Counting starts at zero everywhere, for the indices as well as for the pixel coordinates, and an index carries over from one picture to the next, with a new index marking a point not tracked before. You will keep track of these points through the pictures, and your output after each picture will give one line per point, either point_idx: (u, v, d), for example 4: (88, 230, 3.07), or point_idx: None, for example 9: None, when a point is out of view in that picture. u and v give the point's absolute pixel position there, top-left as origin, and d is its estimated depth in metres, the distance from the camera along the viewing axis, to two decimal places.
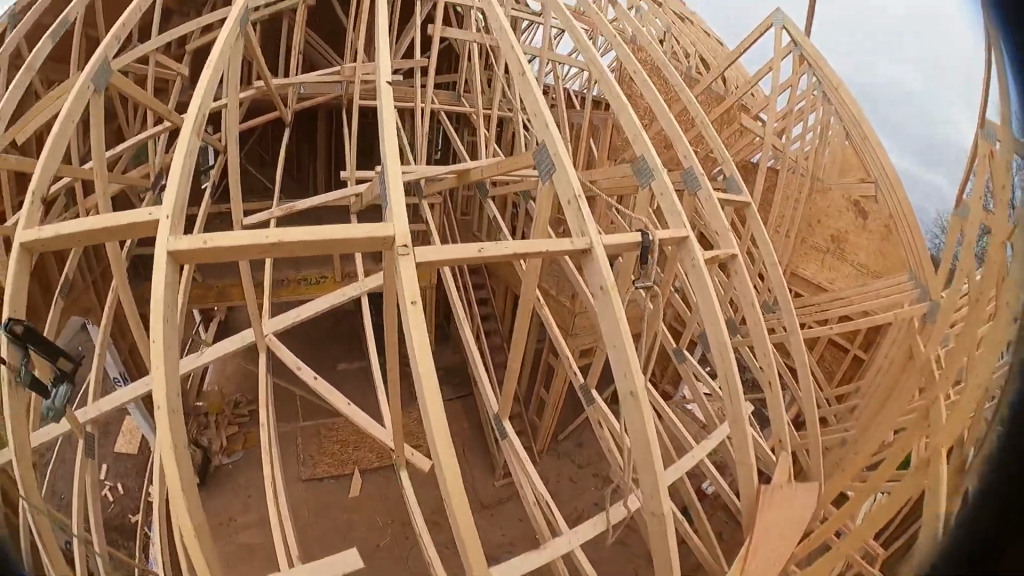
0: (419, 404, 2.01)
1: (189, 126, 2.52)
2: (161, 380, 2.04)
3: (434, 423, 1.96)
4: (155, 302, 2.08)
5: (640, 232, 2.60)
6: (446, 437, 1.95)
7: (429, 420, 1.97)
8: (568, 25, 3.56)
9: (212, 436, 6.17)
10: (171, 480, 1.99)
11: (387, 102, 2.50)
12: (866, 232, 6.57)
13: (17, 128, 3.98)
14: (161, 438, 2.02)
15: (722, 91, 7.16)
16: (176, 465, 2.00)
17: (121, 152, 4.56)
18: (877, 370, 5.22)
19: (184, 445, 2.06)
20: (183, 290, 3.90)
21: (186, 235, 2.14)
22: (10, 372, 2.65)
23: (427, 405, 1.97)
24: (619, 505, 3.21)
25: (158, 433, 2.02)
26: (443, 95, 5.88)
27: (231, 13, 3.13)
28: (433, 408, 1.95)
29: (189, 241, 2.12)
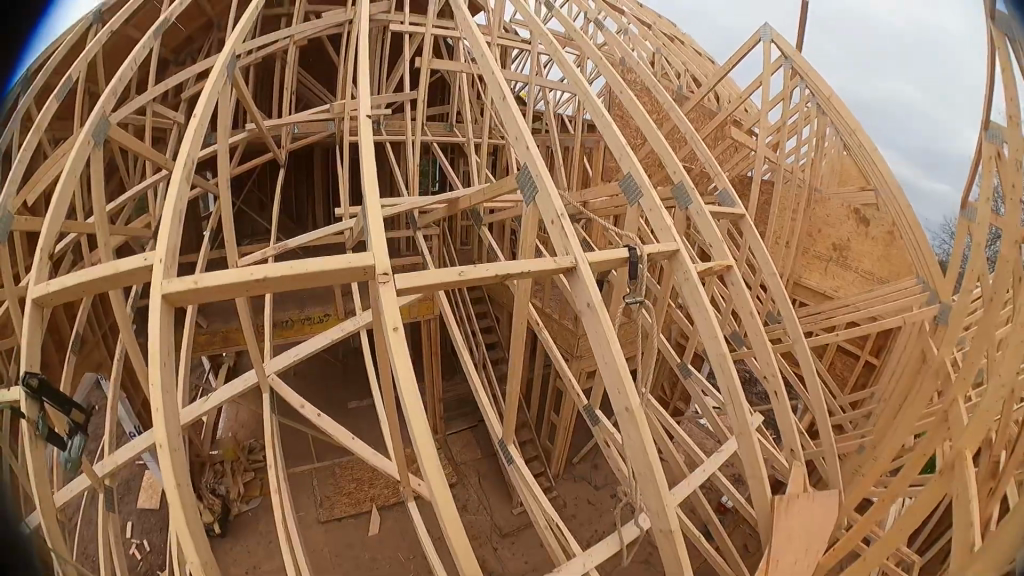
0: (411, 432, 2.01)
1: (179, 172, 2.56)
2: (161, 422, 2.05)
3: (421, 449, 1.96)
4: (151, 344, 2.09)
5: (628, 247, 2.61)
6: (438, 462, 1.96)
7: (417, 446, 1.97)
8: (552, 51, 3.61)
9: (229, 483, 6.16)
10: (176, 522, 1.98)
11: (369, 134, 2.54)
12: (869, 239, 6.56)
13: (29, 186, 4.04)
14: (164, 478, 2.03)
15: (713, 108, 7.21)
16: (180, 507, 1.99)
17: (125, 203, 4.62)
18: (890, 373, 5.15)
19: (188, 483, 2.07)
20: (188, 336, 3.93)
21: (177, 277, 2.15)
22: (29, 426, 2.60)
23: (414, 431, 1.98)
24: (633, 526, 3.18)
25: (161, 476, 2.02)
26: (436, 127, 5.96)
27: (219, 59, 3.20)
28: (421, 432, 1.96)
29: (180, 281, 2.14)
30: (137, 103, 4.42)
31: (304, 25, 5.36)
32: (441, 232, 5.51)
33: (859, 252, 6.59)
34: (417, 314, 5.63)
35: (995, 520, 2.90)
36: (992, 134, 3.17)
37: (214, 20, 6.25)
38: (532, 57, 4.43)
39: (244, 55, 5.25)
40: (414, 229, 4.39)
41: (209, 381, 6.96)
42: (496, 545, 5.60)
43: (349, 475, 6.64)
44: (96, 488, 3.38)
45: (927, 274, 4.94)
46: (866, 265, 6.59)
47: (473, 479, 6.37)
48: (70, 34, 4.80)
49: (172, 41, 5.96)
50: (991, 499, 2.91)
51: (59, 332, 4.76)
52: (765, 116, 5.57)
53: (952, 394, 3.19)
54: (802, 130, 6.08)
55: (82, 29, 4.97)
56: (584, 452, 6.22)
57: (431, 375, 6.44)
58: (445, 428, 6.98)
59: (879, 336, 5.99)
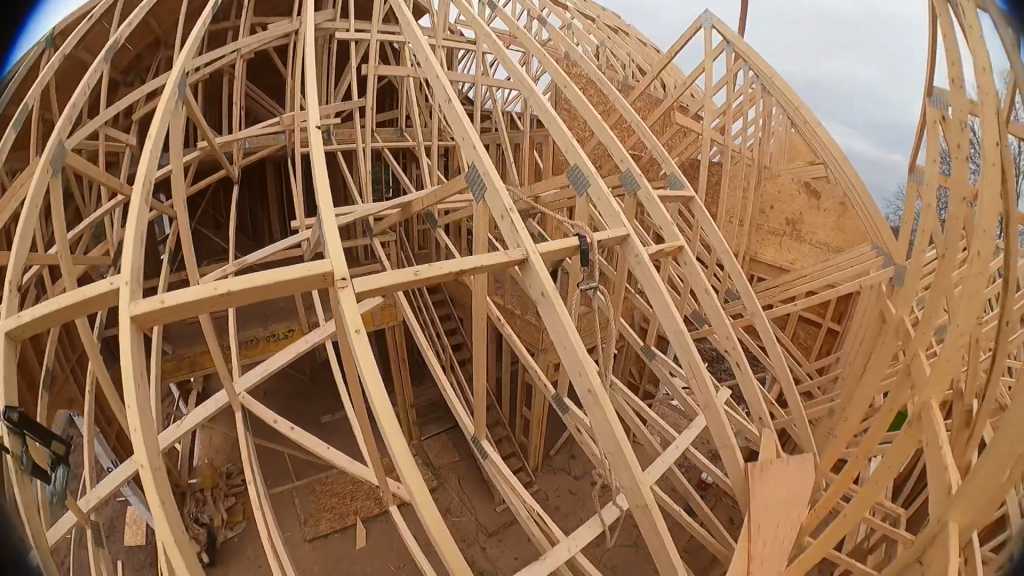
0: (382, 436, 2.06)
1: (137, 195, 2.61)
2: (140, 443, 2.09)
3: (394, 446, 2.01)
4: (124, 364, 2.13)
5: (579, 236, 2.67)
6: (412, 457, 2.01)
7: (390, 445, 2.02)
8: (495, 50, 3.66)
9: (212, 511, 6.12)
10: (164, 539, 2.02)
11: (318, 144, 2.58)
12: (820, 211, 6.84)
13: None
14: (148, 500, 2.06)
15: (660, 96, 7.33)
16: (167, 524, 2.03)
17: (82, 232, 4.59)
18: (852, 338, 5.29)
19: (172, 503, 2.11)
20: (155, 360, 3.90)
21: (144, 298, 2.20)
22: (14, 462, 2.60)
23: (386, 429, 2.03)
24: (611, 507, 3.28)
25: (145, 495, 2.06)
26: (387, 133, 5.99)
27: (168, 79, 3.23)
28: (392, 433, 2.01)
29: (147, 302, 2.17)
30: (90, 128, 4.42)
31: (250, 40, 5.36)
32: (396, 237, 5.51)
33: (813, 224, 6.85)
34: (380, 322, 5.63)
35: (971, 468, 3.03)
36: (936, 101, 3.35)
37: (161, 38, 6.22)
38: (479, 57, 4.46)
39: (192, 73, 5.23)
40: (370, 236, 4.38)
41: (180, 408, 6.90)
42: (484, 544, 5.66)
43: (330, 490, 6.64)
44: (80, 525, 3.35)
45: (881, 242, 5.08)
46: (821, 236, 6.85)
47: (453, 481, 6.40)
48: (23, 61, 4.77)
49: (121, 62, 5.92)
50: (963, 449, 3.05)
51: (27, 372, 4.72)
52: (710, 99, 5.67)
53: (913, 352, 3.33)
54: (749, 111, 6.21)
55: (36, 54, 4.92)
56: (560, 443, 6.31)
57: (401, 381, 6.45)
58: (421, 433, 6.97)
59: (839, 303, 6.16)
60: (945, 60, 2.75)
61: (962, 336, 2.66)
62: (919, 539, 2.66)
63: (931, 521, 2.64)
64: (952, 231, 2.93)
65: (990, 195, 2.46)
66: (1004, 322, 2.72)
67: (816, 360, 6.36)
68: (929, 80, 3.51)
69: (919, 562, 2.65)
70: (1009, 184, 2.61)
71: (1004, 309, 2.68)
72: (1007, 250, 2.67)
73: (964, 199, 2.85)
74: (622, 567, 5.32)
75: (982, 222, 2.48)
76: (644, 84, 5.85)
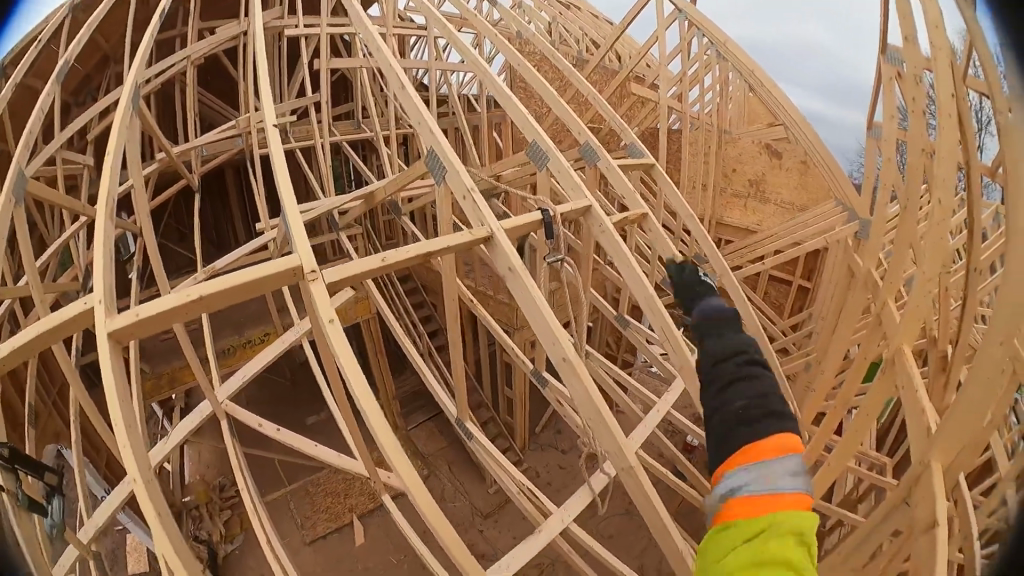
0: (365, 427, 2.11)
1: (102, 213, 2.73)
2: (129, 456, 2.13)
3: (379, 436, 2.07)
4: (106, 380, 2.17)
5: (540, 209, 2.71)
6: (398, 446, 2.06)
7: (375, 434, 2.07)
8: (445, 33, 3.66)
9: (210, 526, 6.11)
10: (164, 549, 2.06)
11: (275, 143, 2.61)
12: (782, 170, 7.13)
13: None
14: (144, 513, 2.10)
15: (614, 68, 7.36)
16: (165, 533, 2.07)
17: (49, 259, 4.54)
18: (824, 291, 5.38)
19: (169, 514, 2.16)
20: (132, 377, 3.84)
21: (120, 313, 2.24)
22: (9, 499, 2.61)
23: (369, 420, 2.07)
24: (599, 474, 3.34)
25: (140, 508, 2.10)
26: (344, 126, 5.96)
27: (120, 96, 3.23)
28: (376, 421, 2.06)
29: (122, 317, 2.22)
30: (46, 154, 4.36)
31: (198, 45, 5.30)
32: (361, 230, 5.48)
33: (776, 182, 7.11)
34: (355, 315, 5.62)
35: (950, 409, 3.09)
36: (890, 58, 3.43)
37: (110, 54, 6.13)
38: (431, 41, 4.45)
39: (143, 85, 5.18)
40: (336, 231, 4.38)
41: (165, 426, 6.86)
42: (480, 526, 5.77)
43: (324, 489, 6.64)
44: (84, 556, 3.36)
45: (845, 196, 5.19)
46: (784, 195, 7.06)
47: (443, 467, 6.44)
48: None
49: (71, 83, 5.83)
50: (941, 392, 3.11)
51: (10, 410, 4.66)
52: (665, 68, 5.70)
53: (882, 300, 3.40)
54: (705, 78, 6.26)
55: None
56: (545, 420, 6.36)
57: (381, 374, 6.46)
58: (407, 424, 6.95)
59: (808, 260, 6.28)
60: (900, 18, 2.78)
61: (929, 282, 2.71)
62: (904, 480, 2.70)
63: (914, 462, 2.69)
64: (915, 185, 2.99)
65: (946, 145, 2.50)
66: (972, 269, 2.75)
67: (790, 316, 6.49)
68: (883, 37, 3.57)
69: (905, 503, 2.72)
70: (965, 133, 2.66)
71: (971, 257, 2.74)
72: (968, 197, 2.72)
73: (924, 151, 2.90)
74: (619, 535, 5.40)
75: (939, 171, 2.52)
76: (599, 57, 5.87)
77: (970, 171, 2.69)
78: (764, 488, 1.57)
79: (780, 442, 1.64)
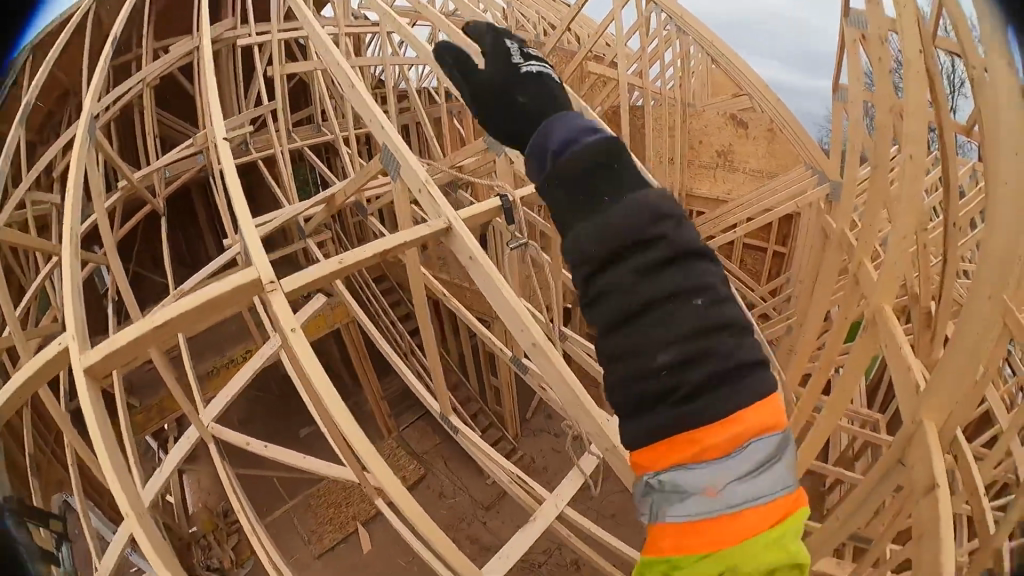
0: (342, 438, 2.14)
1: (68, 252, 2.75)
2: (120, 493, 2.21)
3: (358, 447, 2.10)
4: (89, 424, 2.26)
5: (499, 195, 2.71)
6: (376, 453, 2.09)
7: (352, 443, 2.11)
8: (397, 27, 3.64)
9: (218, 553, 6.06)
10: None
11: (226, 157, 2.68)
12: (749, 140, 7.30)
13: None
14: (141, 547, 2.19)
15: (572, 50, 7.36)
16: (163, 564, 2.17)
17: (26, 304, 4.49)
18: (799, 254, 5.41)
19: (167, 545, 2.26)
20: (119, 409, 3.76)
21: (93, 350, 2.30)
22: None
23: (348, 433, 2.10)
24: (587, 456, 3.37)
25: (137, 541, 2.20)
26: (305, 131, 5.93)
27: (76, 126, 3.22)
28: (351, 430, 2.09)
29: (95, 353, 2.27)
30: (14, 199, 4.32)
31: (153, 66, 5.25)
32: (330, 235, 5.45)
33: (744, 151, 7.24)
34: (333, 322, 5.60)
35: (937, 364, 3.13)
36: (854, 22, 3.42)
37: (70, 87, 6.05)
38: (384, 37, 4.42)
39: (102, 114, 5.13)
40: (303, 239, 4.36)
41: (161, 456, 6.82)
42: (483, 519, 5.81)
43: (325, 500, 6.61)
44: None
45: (814, 159, 5.21)
46: (752, 163, 7.21)
47: (441, 464, 6.46)
48: None
49: (32, 120, 5.75)
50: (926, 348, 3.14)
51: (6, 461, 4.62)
52: (625, 45, 5.67)
53: (857, 258, 3.43)
54: (666, 54, 6.25)
55: None
56: (534, 406, 6.38)
57: (366, 377, 6.46)
58: (398, 425, 6.94)
59: (781, 225, 6.34)
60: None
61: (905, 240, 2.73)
62: (898, 439, 2.70)
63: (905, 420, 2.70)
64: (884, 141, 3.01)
65: (915, 105, 2.51)
66: (950, 225, 2.76)
67: (768, 282, 6.55)
68: (844, 1, 3.57)
69: (901, 464, 2.71)
70: (937, 93, 2.68)
71: (948, 212, 2.75)
72: (943, 156, 2.75)
73: (892, 110, 2.91)
74: (621, 513, 5.44)
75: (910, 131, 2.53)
76: (557, 39, 5.83)
77: (943, 131, 2.71)
78: (735, 500, 1.54)
79: (748, 430, 1.56)
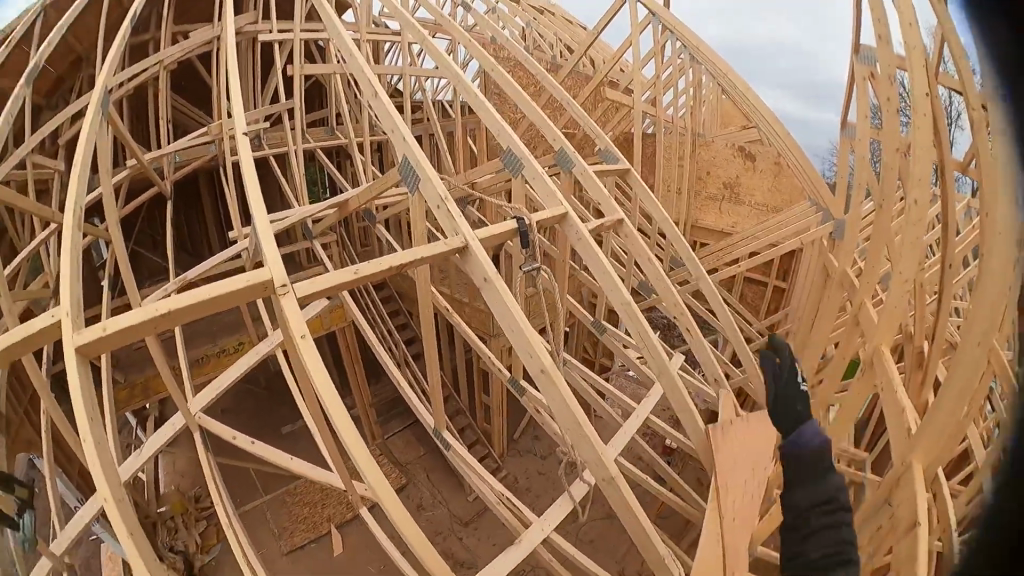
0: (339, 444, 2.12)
1: (69, 223, 2.70)
2: (99, 475, 2.09)
3: (357, 458, 2.08)
4: (75, 401, 2.13)
5: (515, 219, 2.75)
6: (376, 467, 2.09)
7: (354, 459, 2.09)
8: (420, 38, 3.63)
9: (184, 537, 5.78)
10: (136, 564, 1.99)
11: (246, 152, 2.66)
12: (756, 173, 7.46)
13: None
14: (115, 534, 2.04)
15: (587, 73, 7.46)
16: (139, 551, 2.01)
17: (17, 266, 4.41)
18: (799, 290, 5.42)
19: (143, 535, 2.10)
20: (102, 387, 3.69)
21: (88, 327, 2.19)
22: None
23: (348, 446, 2.09)
24: (579, 484, 3.33)
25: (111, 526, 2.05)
26: (317, 132, 5.94)
27: (90, 96, 3.20)
28: (354, 445, 2.08)
29: (90, 331, 2.18)
30: (16, 159, 4.28)
31: (171, 50, 5.23)
32: (335, 238, 5.44)
33: (750, 185, 7.43)
34: (330, 325, 5.57)
35: (930, 407, 3.11)
36: (864, 58, 3.45)
37: (83, 57, 6.00)
38: (404, 47, 4.39)
39: (114, 90, 5.11)
40: (310, 240, 4.35)
41: (139, 434, 6.66)
42: (460, 534, 5.74)
43: (300, 500, 6.55)
44: (56, 568, 3.17)
45: (818, 198, 5.24)
46: (758, 197, 7.36)
47: (422, 476, 6.41)
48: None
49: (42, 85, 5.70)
50: (918, 388, 3.15)
51: None
52: (640, 72, 5.68)
53: (858, 301, 3.45)
54: (679, 84, 6.27)
55: None
56: (522, 426, 6.39)
57: (357, 383, 6.43)
58: (383, 432, 6.91)
59: (782, 261, 6.41)
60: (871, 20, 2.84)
61: (907, 281, 2.73)
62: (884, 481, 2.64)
63: (895, 464, 2.70)
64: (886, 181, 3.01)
65: (922, 143, 2.51)
66: (945, 265, 2.75)
67: (766, 316, 6.64)
68: (856, 37, 3.61)
69: (888, 502, 2.71)
70: (941, 132, 2.69)
71: (946, 251, 2.74)
72: (943, 193, 2.70)
73: (898, 149, 2.93)
74: (599, 539, 5.42)
75: (917, 171, 2.54)
76: (571, 65, 5.82)
77: (945, 169, 2.69)
78: None
79: None
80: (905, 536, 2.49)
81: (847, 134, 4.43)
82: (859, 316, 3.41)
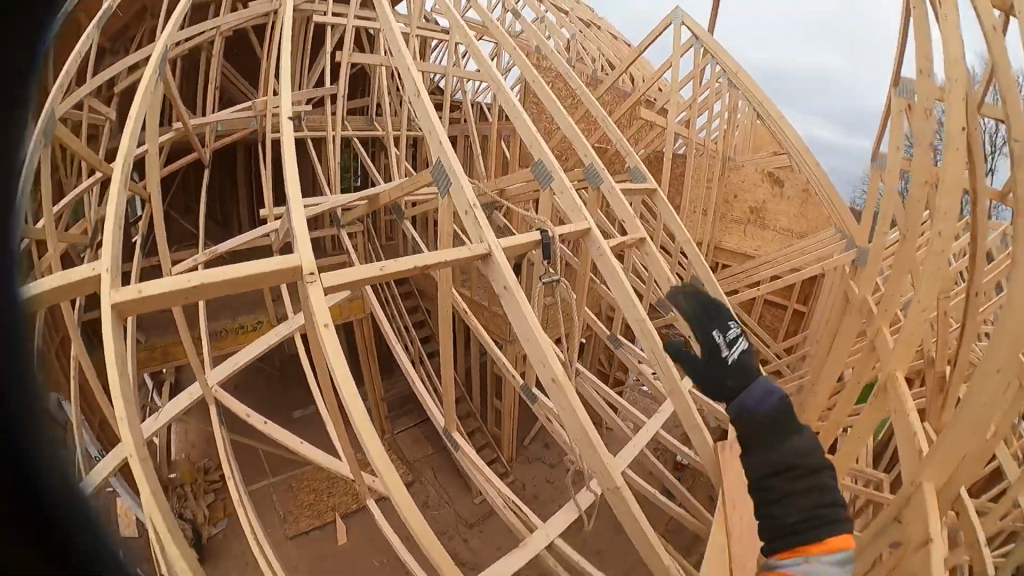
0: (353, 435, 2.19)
1: (116, 178, 2.76)
2: (127, 436, 2.18)
3: (370, 450, 2.15)
4: (109, 357, 2.21)
5: (539, 231, 2.83)
6: (387, 460, 2.15)
7: (369, 451, 2.16)
8: (466, 40, 3.71)
9: (193, 507, 5.89)
10: (157, 523, 2.11)
11: (288, 133, 2.75)
12: (784, 199, 7.38)
13: None
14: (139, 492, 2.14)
15: (628, 91, 7.59)
16: (159, 511, 2.13)
17: (61, 209, 4.53)
18: (819, 315, 5.44)
19: (163, 498, 2.19)
20: (128, 347, 3.80)
21: (124, 286, 2.19)
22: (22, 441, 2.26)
23: (364, 440, 2.15)
24: (584, 494, 3.37)
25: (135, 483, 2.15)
26: (355, 120, 6.06)
27: (150, 54, 3.29)
28: (371, 441, 2.14)
29: (125, 291, 2.18)
30: (76, 96, 4.39)
31: (228, 16, 5.34)
32: (362, 228, 5.52)
33: (776, 211, 7.43)
34: (348, 313, 5.69)
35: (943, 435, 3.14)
36: (901, 90, 3.50)
37: (147, 7, 6.09)
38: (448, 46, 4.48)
39: (171, 47, 5.26)
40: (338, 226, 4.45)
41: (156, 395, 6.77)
42: (464, 536, 5.79)
43: (306, 486, 6.66)
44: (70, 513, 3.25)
45: (844, 226, 5.27)
46: (783, 223, 7.42)
47: (429, 474, 6.49)
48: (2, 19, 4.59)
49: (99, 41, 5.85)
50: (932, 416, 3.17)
51: None
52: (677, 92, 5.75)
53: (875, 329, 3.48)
54: (714, 106, 6.30)
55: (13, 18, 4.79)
56: (533, 434, 6.47)
57: (370, 377, 6.54)
58: (392, 427, 7.01)
59: (804, 286, 6.44)
60: (916, 50, 2.83)
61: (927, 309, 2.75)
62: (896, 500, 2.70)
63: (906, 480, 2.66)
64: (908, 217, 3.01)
65: (951, 178, 2.51)
66: (972, 293, 2.79)
67: (785, 339, 6.66)
68: (896, 70, 3.67)
69: (897, 521, 2.70)
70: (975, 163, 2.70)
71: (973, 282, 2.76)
72: (973, 222, 2.74)
73: (926, 181, 2.88)
74: (607, 551, 5.46)
75: (943, 204, 2.53)
76: (612, 80, 5.88)
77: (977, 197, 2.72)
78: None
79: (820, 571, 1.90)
80: (916, 556, 2.52)
81: (878, 166, 4.47)
82: (876, 343, 3.43)
